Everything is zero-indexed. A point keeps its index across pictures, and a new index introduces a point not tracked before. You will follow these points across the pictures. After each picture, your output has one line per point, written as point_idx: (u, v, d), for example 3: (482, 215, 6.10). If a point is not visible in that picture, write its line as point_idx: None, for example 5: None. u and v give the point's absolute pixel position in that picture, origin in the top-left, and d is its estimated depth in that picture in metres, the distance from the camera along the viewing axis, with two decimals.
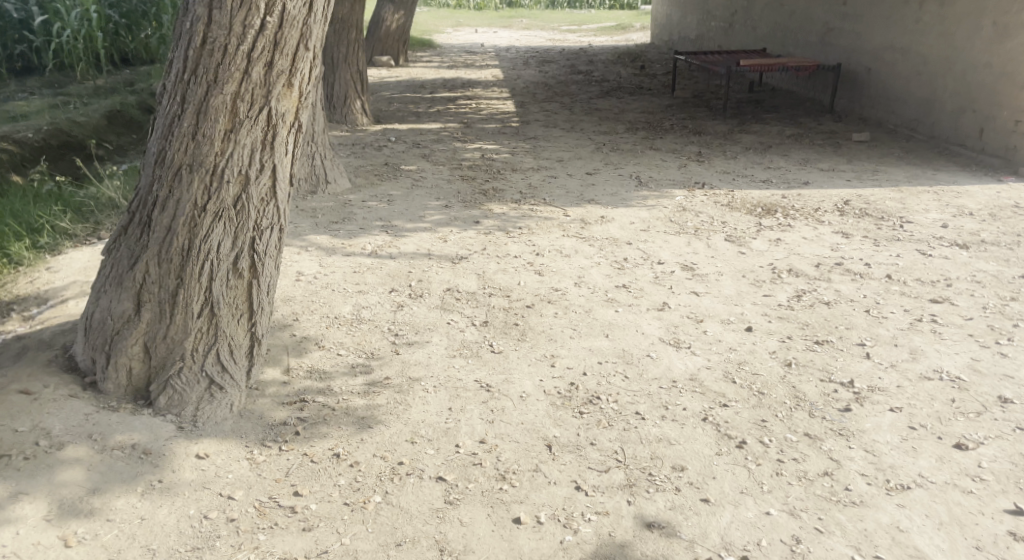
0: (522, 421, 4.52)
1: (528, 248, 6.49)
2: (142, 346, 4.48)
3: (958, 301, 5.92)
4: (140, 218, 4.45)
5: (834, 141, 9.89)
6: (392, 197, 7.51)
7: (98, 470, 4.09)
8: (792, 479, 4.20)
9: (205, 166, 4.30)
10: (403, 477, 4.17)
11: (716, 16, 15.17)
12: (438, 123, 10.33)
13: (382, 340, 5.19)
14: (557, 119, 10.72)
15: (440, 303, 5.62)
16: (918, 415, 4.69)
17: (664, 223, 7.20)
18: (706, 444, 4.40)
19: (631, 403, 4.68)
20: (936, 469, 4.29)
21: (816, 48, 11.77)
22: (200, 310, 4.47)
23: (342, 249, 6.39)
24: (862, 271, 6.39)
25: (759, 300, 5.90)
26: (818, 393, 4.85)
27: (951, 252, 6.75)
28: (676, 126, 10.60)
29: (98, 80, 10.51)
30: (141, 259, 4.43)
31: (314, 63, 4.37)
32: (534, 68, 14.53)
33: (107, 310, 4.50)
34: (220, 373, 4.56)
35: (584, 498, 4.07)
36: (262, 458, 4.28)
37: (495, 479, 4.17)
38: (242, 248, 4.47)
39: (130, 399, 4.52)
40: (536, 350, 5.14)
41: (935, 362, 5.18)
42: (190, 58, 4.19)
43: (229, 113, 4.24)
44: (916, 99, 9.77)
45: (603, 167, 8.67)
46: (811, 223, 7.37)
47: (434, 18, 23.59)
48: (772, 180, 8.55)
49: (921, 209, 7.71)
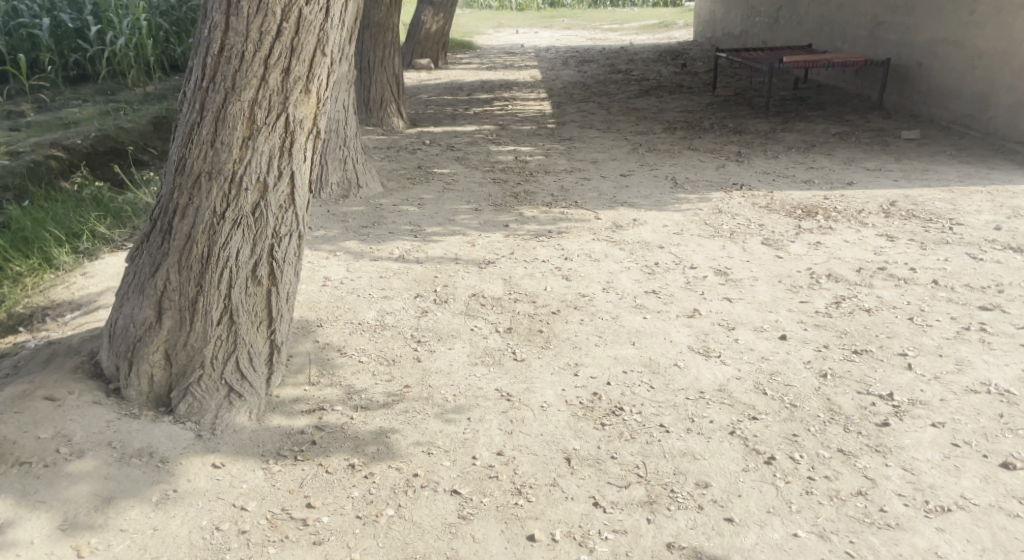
0: (542, 433, 4.41)
1: (557, 252, 6.38)
2: (163, 353, 4.44)
3: (1010, 308, 5.69)
4: (161, 226, 4.38)
5: (882, 140, 9.62)
6: (423, 201, 7.44)
7: (114, 479, 4.06)
8: (823, 498, 4.04)
9: (224, 174, 4.24)
10: (417, 490, 4.09)
11: (761, 12, 14.91)
12: (473, 125, 10.26)
13: (404, 348, 5.11)
14: (594, 119, 10.60)
15: (465, 309, 5.53)
16: (962, 431, 4.50)
17: (699, 226, 7.04)
18: (733, 459, 4.26)
19: (655, 415, 4.55)
20: (979, 490, 4.11)
21: (864, 43, 11.48)
22: (220, 318, 4.43)
23: (370, 254, 6.33)
24: (906, 276, 6.18)
25: (795, 306, 5.72)
26: (854, 406, 4.68)
27: (1003, 255, 6.51)
28: (716, 125, 10.40)
29: (147, 87, 10.58)
30: (161, 267, 4.37)
31: (332, 69, 4.31)
32: (574, 68, 14.41)
33: (129, 317, 4.45)
34: (240, 381, 4.53)
35: (602, 515, 3.96)
36: (277, 469, 4.23)
37: (511, 494, 4.07)
38: (261, 255, 4.42)
39: (151, 407, 4.49)
40: (560, 357, 5.03)
41: (984, 374, 4.97)
42: (209, 66, 4.13)
43: (247, 120, 4.18)
44: (970, 94, 9.46)
45: (639, 168, 8.53)
46: (854, 226, 7.16)
47: (476, 20, 23.60)
48: (814, 181, 8.34)
49: (972, 210, 7.46)
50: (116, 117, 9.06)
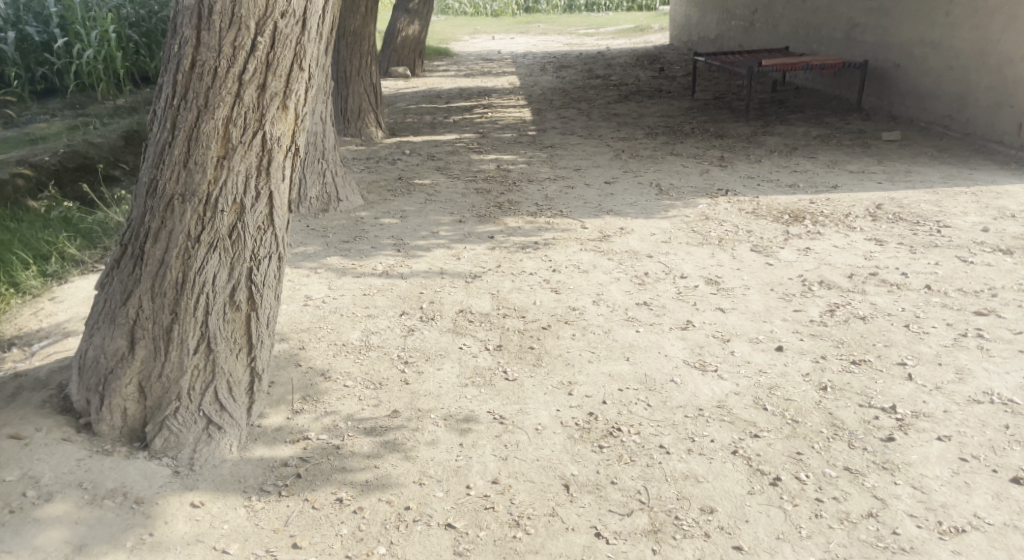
0: (539, 458, 4.23)
1: (544, 264, 6.20)
2: (136, 385, 4.21)
3: (1005, 313, 5.56)
4: (132, 251, 4.16)
5: (863, 142, 9.52)
6: (405, 213, 7.24)
7: (86, 524, 3.83)
8: (833, 522, 3.88)
9: (198, 195, 4.03)
10: (410, 525, 3.89)
11: (736, 15, 14.81)
12: (452, 134, 10.06)
13: (391, 369, 4.92)
14: (574, 125, 10.43)
15: (453, 326, 5.34)
16: (969, 444, 4.35)
17: (687, 234, 6.89)
18: (738, 481, 4.08)
19: (654, 435, 4.38)
20: (992, 508, 3.96)
21: (841, 44, 11.39)
22: (197, 346, 4.21)
23: (352, 270, 6.12)
24: (899, 281, 6.04)
25: (789, 316, 5.57)
26: (857, 420, 4.53)
27: (993, 258, 6.39)
28: (697, 129, 10.26)
29: (117, 100, 10.29)
30: (133, 294, 4.15)
31: (310, 84, 4.10)
32: (551, 74, 14.24)
33: (100, 348, 4.23)
34: (219, 412, 4.31)
35: (605, 547, 3.77)
36: (261, 506, 4.01)
37: (509, 526, 3.87)
38: (239, 279, 4.21)
39: (125, 442, 4.26)
40: (553, 376, 4.84)
41: (985, 383, 4.83)
42: (179, 83, 3.92)
43: (221, 138, 3.97)
44: (949, 95, 9.38)
45: (623, 175, 8.36)
46: (842, 230, 7.02)
47: (452, 26, 23.39)
48: (799, 185, 8.20)
49: (959, 211, 7.35)
50: (85, 133, 8.80)
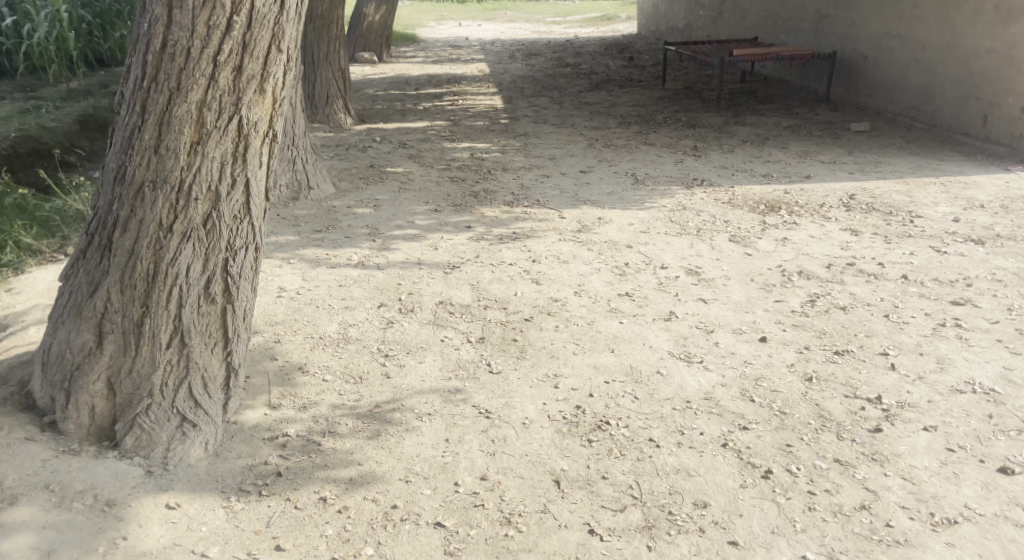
0: (527, 453, 4.14)
1: (523, 254, 6.11)
2: (105, 382, 4.06)
3: (981, 303, 5.56)
4: (100, 241, 4.01)
5: (833, 132, 9.52)
6: (378, 202, 7.11)
7: (54, 529, 3.68)
8: (827, 515, 3.83)
9: (170, 183, 3.88)
10: (397, 524, 3.78)
11: (704, 5, 14.80)
12: (423, 121, 9.92)
13: (372, 363, 4.80)
14: (546, 114, 10.34)
15: (433, 318, 5.23)
16: (955, 435, 4.32)
17: (665, 224, 6.82)
18: (729, 475, 4.03)
19: (643, 428, 4.31)
20: (982, 499, 3.93)
21: (809, 34, 11.39)
22: (170, 341, 4.06)
23: (327, 261, 5.99)
24: (876, 271, 6.03)
25: (771, 306, 5.52)
26: (844, 411, 4.49)
27: (966, 248, 6.40)
28: (669, 118, 10.22)
29: (71, 83, 10.00)
30: (101, 286, 4.00)
31: (288, 67, 3.97)
32: (520, 61, 14.14)
33: (65, 343, 4.08)
34: (193, 408, 4.16)
35: (599, 544, 3.70)
36: (240, 506, 3.88)
37: (500, 524, 3.78)
38: (214, 271, 4.07)
39: (93, 441, 4.11)
40: (538, 369, 4.75)
41: (966, 372, 4.82)
42: (150, 64, 3.77)
43: (195, 123, 3.83)
44: (916, 85, 9.40)
45: (597, 164, 8.29)
46: (817, 220, 7.00)
47: (418, 12, 23.20)
48: (772, 174, 8.18)
49: (929, 202, 7.36)
50: (39, 116, 8.53)
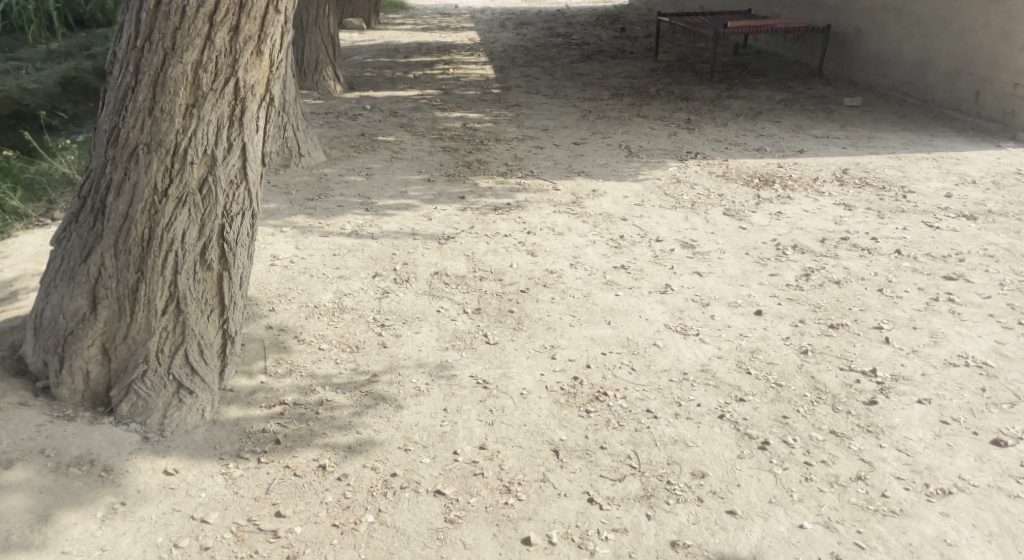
0: (525, 423, 4.15)
1: (518, 226, 6.10)
2: (99, 347, 4.04)
3: (973, 278, 5.58)
4: (93, 205, 3.98)
5: (826, 107, 9.52)
6: (370, 171, 7.08)
7: (51, 493, 3.67)
8: (824, 485, 3.86)
9: (165, 146, 3.85)
10: (397, 492, 3.79)
11: None
12: (414, 90, 9.86)
13: (367, 332, 4.80)
14: (539, 84, 10.29)
15: (428, 288, 5.22)
16: (949, 407, 4.35)
17: (659, 197, 6.82)
18: (727, 445, 4.05)
19: (640, 400, 4.32)
20: (975, 470, 3.97)
21: (803, 8, 11.34)
22: (165, 307, 4.03)
23: (320, 229, 5.96)
24: (870, 246, 6.04)
25: (766, 280, 5.53)
26: (839, 384, 4.51)
27: (959, 224, 6.42)
28: (662, 91, 10.18)
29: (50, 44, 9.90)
30: (94, 251, 3.98)
31: (285, 28, 3.92)
32: (511, 31, 14.05)
33: (58, 307, 4.05)
34: (189, 376, 4.14)
35: (599, 512, 3.72)
36: (239, 473, 3.88)
37: (500, 493, 3.80)
38: (209, 237, 4.04)
39: (88, 407, 4.10)
40: (534, 340, 4.76)
41: (959, 346, 4.84)
42: (145, 23, 3.73)
43: (190, 85, 3.79)
44: (909, 60, 9.38)
45: (591, 136, 8.27)
46: (811, 195, 7.00)
47: None
48: (765, 148, 8.17)
49: (922, 177, 7.37)
50: (18, 77, 8.44)
